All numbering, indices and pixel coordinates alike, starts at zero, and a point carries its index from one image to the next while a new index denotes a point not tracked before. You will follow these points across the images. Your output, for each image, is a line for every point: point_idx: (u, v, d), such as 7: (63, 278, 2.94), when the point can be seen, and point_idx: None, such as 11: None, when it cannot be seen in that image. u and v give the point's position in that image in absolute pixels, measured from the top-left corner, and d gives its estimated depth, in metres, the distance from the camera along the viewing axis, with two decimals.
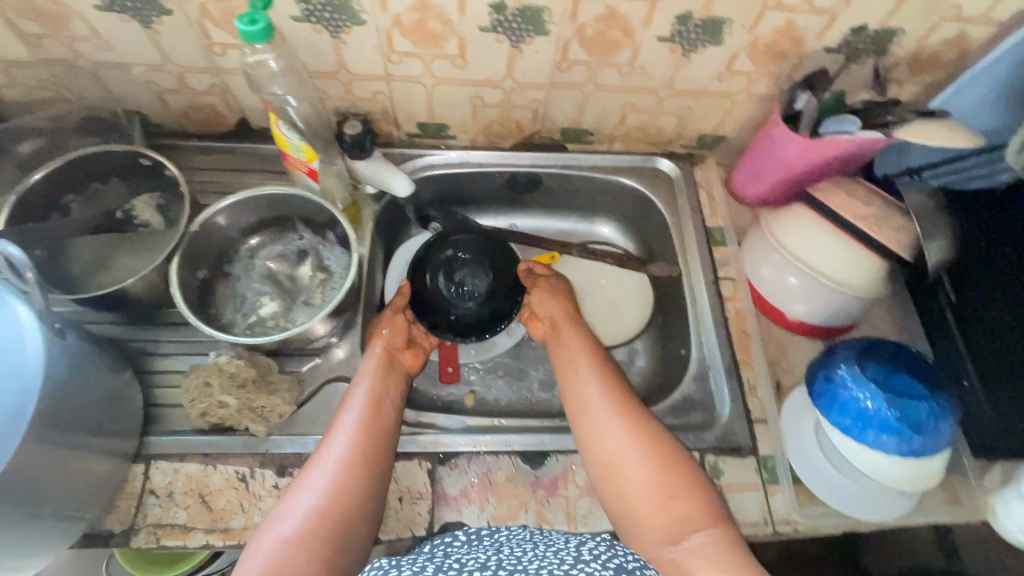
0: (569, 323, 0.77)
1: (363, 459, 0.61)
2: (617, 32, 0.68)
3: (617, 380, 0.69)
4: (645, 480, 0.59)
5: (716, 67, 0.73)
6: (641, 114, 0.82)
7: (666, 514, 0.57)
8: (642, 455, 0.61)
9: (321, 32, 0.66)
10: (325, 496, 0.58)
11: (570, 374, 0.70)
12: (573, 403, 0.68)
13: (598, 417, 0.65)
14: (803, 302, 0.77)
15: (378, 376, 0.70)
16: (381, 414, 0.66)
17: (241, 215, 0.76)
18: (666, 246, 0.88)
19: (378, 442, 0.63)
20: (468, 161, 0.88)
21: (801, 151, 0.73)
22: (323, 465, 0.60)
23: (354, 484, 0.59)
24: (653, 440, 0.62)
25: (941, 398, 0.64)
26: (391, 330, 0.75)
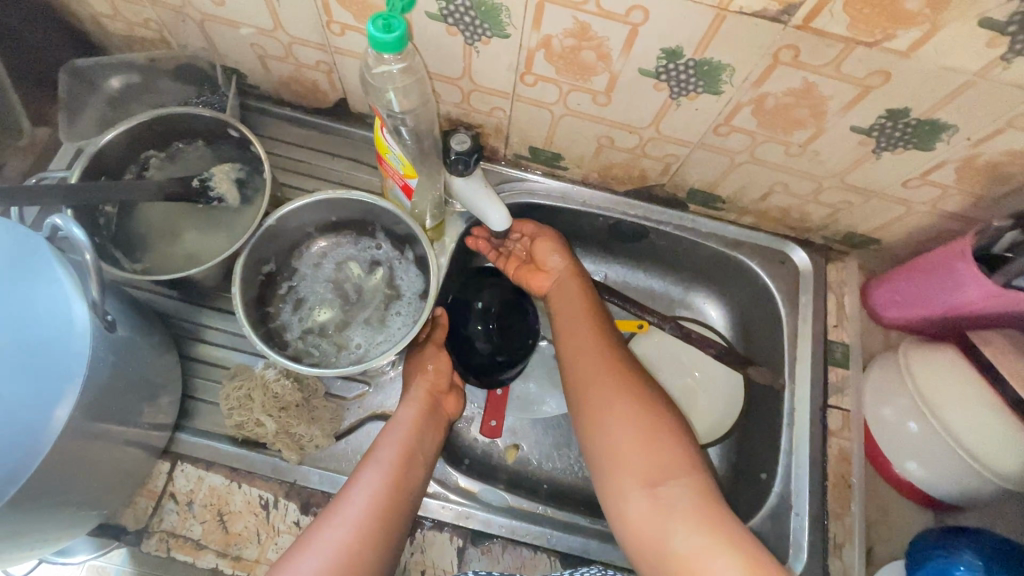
0: (569, 270, 0.74)
1: (382, 525, 0.54)
2: (805, 111, 0.55)
3: (612, 336, 0.67)
4: (624, 432, 0.57)
5: (908, 173, 0.59)
6: (790, 197, 0.70)
7: (648, 458, 0.55)
8: (624, 408, 0.59)
9: (455, 35, 0.57)
10: (338, 561, 0.51)
11: (568, 328, 0.69)
12: (566, 358, 0.67)
13: (592, 360, 0.64)
14: (924, 466, 0.64)
15: (416, 430, 0.62)
16: (409, 478, 0.59)
17: (320, 213, 0.69)
18: (771, 345, 0.77)
19: (401, 499, 0.56)
20: (572, 197, 0.78)
21: (986, 297, 0.60)
22: (340, 521, 0.53)
23: (365, 546, 0.52)
24: (638, 396, 0.60)
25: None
26: (436, 370, 0.67)
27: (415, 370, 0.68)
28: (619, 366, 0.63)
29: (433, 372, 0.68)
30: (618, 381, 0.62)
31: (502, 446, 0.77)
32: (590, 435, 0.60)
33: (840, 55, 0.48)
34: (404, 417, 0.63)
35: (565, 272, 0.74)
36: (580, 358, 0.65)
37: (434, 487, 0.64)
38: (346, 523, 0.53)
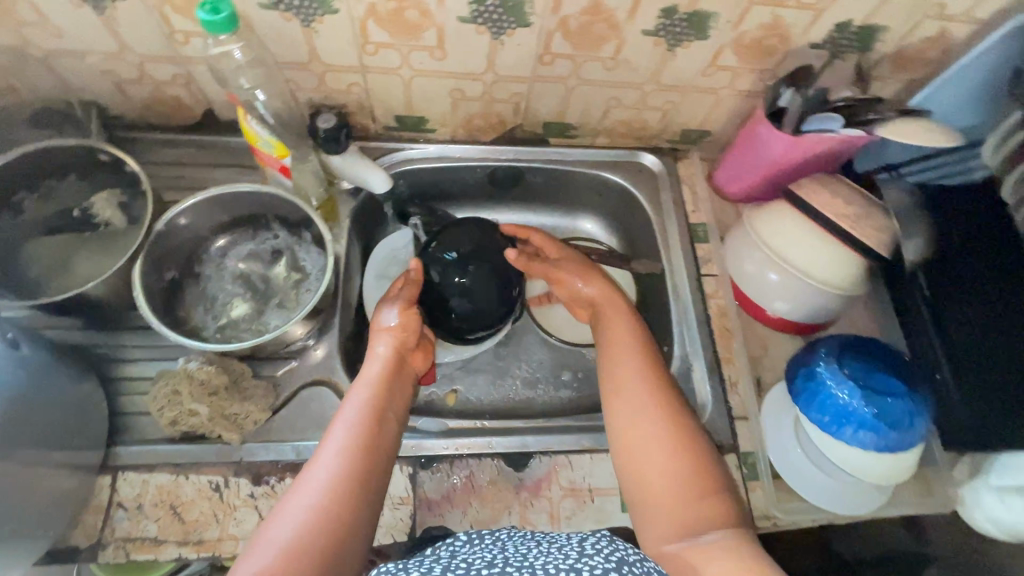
0: (611, 301, 0.74)
1: (348, 523, 0.54)
2: (602, 26, 0.66)
3: (662, 374, 0.66)
4: (668, 475, 0.58)
5: (701, 62, 0.72)
6: (625, 109, 0.81)
7: (685, 505, 0.56)
8: (674, 453, 0.59)
9: (291, 20, 0.64)
10: (306, 521, 0.53)
11: (615, 357, 0.68)
12: (609, 386, 0.66)
13: (636, 390, 0.64)
14: (785, 299, 0.76)
15: (385, 381, 0.66)
16: (381, 433, 0.61)
17: (210, 214, 0.73)
18: (649, 241, 0.88)
19: (367, 460, 0.58)
20: (448, 155, 0.86)
21: (783, 148, 0.73)
22: (309, 479, 0.56)
23: (332, 514, 0.53)
24: (688, 442, 0.60)
25: (917, 395, 0.66)
26: (404, 328, 0.70)
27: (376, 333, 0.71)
28: (670, 405, 0.62)
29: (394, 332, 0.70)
30: (669, 422, 0.61)
31: (441, 393, 0.83)
32: (629, 460, 0.60)
33: None
34: (371, 368, 0.67)
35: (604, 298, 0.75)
36: (625, 391, 0.64)
37: None
38: (315, 481, 0.55)
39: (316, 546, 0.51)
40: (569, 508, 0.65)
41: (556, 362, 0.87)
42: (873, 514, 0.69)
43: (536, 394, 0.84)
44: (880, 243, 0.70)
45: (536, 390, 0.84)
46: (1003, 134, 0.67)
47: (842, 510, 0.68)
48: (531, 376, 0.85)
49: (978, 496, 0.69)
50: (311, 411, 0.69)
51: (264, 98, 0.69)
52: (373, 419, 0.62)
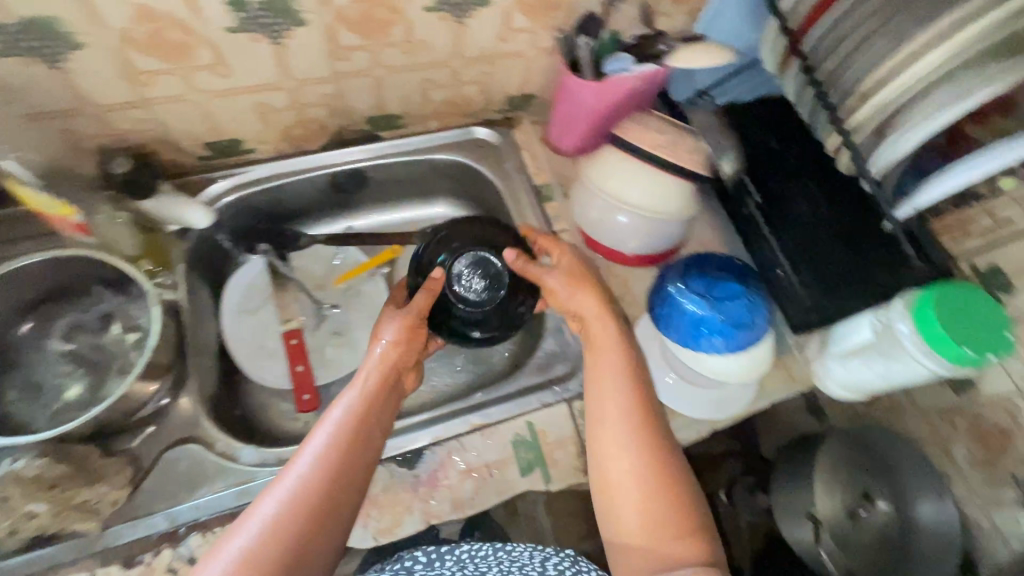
0: (602, 314, 0.67)
1: (322, 528, 0.51)
2: (381, 11, 0.65)
3: (648, 396, 0.62)
4: (643, 506, 0.56)
5: (495, 28, 0.73)
6: (443, 89, 0.81)
7: (658, 537, 0.55)
8: (653, 488, 0.56)
9: (34, 65, 0.58)
10: (267, 531, 0.49)
11: (600, 372, 0.63)
12: (593, 405, 0.62)
13: (620, 412, 0.60)
14: (633, 236, 0.81)
15: (374, 397, 0.61)
16: (369, 440, 0.57)
17: (10, 295, 0.67)
18: (504, 212, 0.89)
19: (348, 471, 0.54)
20: (280, 173, 0.83)
21: (594, 97, 0.76)
22: (281, 481, 0.52)
23: (298, 524, 0.50)
24: (669, 476, 0.57)
25: (756, 293, 0.71)
26: (400, 337, 0.67)
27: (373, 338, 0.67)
28: (654, 437, 0.59)
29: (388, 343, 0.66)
30: (650, 455, 0.58)
31: None
32: (608, 484, 0.58)
33: None
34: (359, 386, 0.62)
35: (594, 312, 0.67)
36: (607, 409, 0.61)
37: (255, 470, 0.65)
38: (286, 485, 0.51)
39: (275, 560, 0.48)
40: (470, 489, 0.66)
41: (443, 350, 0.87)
42: (746, 409, 0.75)
43: (431, 388, 0.84)
44: (697, 164, 0.75)
45: (430, 384, 0.84)
46: (772, 41, 0.74)
47: (719, 415, 0.73)
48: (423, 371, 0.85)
49: (828, 370, 0.76)
50: (181, 472, 0.64)
51: (21, 156, 0.63)
52: (363, 421, 0.58)
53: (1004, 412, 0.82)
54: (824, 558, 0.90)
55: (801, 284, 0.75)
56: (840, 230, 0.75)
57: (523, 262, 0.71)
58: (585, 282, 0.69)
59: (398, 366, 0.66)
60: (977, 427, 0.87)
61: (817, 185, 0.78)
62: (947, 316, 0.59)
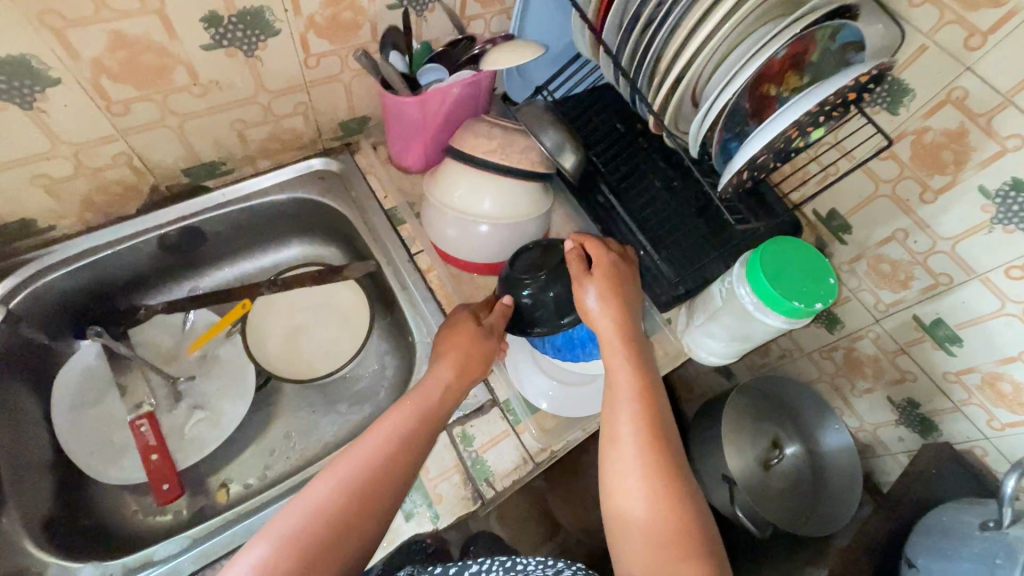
0: (619, 319, 0.61)
1: (338, 542, 0.48)
2: (149, 55, 0.59)
3: (660, 403, 0.56)
4: (650, 521, 0.48)
5: (295, 56, 0.68)
6: (260, 126, 0.75)
7: (665, 557, 0.46)
8: (668, 512, 0.48)
9: None
10: (315, 518, 0.48)
11: (613, 375, 0.58)
12: (610, 411, 0.55)
13: (633, 413, 0.54)
14: (490, 246, 0.78)
15: (417, 418, 0.57)
16: (406, 459, 0.53)
17: None
18: (361, 242, 0.85)
19: (400, 472, 0.52)
20: (95, 247, 0.74)
21: (417, 112, 0.73)
22: (340, 466, 0.51)
23: (345, 514, 0.49)
24: (684, 501, 0.49)
25: None
26: (461, 341, 0.64)
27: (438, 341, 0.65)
28: (671, 455, 0.52)
29: (455, 343, 0.64)
30: (666, 476, 0.50)
31: (210, 493, 0.75)
32: (617, 505, 0.50)
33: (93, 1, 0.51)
34: (405, 404, 0.57)
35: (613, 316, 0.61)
36: (619, 411, 0.55)
37: None
38: (342, 472, 0.51)
39: (321, 543, 0.47)
40: None
41: (322, 399, 0.82)
42: None
43: (314, 443, 0.79)
44: (534, 163, 0.75)
45: (312, 439, 0.79)
46: (579, 29, 0.74)
47: None
48: (303, 427, 0.80)
49: (697, 341, 0.76)
50: None
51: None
52: (422, 428, 0.57)
53: (867, 342, 0.86)
54: (741, 515, 0.91)
55: (663, 261, 0.75)
56: (689, 203, 0.79)
57: (579, 257, 0.66)
58: (614, 287, 0.63)
59: (463, 371, 0.62)
60: (851, 359, 0.91)
61: (662, 162, 0.81)
62: (776, 275, 0.61)
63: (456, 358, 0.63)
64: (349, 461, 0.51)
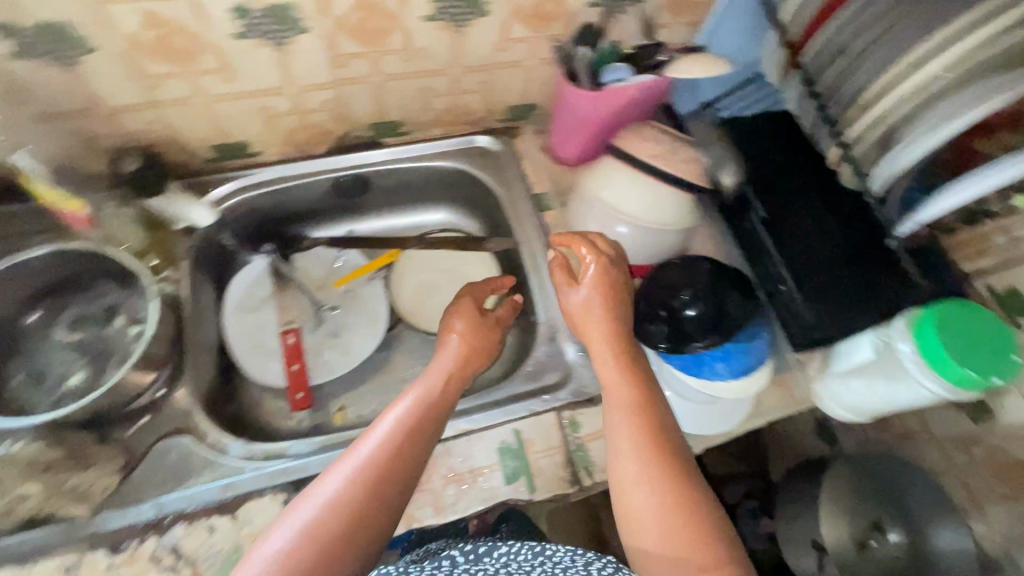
0: (601, 321, 0.63)
1: (348, 531, 0.48)
2: (380, 19, 0.67)
3: (660, 417, 0.55)
4: (664, 529, 0.48)
5: (493, 38, 0.74)
6: (443, 97, 0.82)
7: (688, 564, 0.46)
8: (684, 520, 0.48)
9: (50, 67, 0.61)
10: (329, 506, 0.48)
11: (615, 388, 0.57)
12: (611, 427, 0.55)
13: (637, 430, 0.53)
14: (626, 247, 0.79)
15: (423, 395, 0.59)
16: (412, 447, 0.54)
17: (19, 285, 0.69)
18: (503, 220, 0.90)
19: (411, 458, 0.53)
20: (286, 177, 0.85)
21: (591, 105, 0.76)
22: (350, 460, 0.52)
23: (359, 498, 0.49)
24: (700, 509, 0.49)
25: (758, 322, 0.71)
26: (462, 327, 0.66)
27: (443, 333, 0.67)
28: (678, 462, 0.52)
29: (463, 336, 0.66)
30: (674, 485, 0.50)
31: (328, 413, 0.82)
32: (630, 521, 0.50)
33: None
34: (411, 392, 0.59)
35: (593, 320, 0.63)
36: (621, 428, 0.54)
37: (240, 463, 0.66)
38: (353, 465, 0.51)
39: (339, 530, 0.47)
40: (452, 494, 0.65)
41: None
42: (740, 426, 0.72)
43: None
44: (694, 175, 0.75)
45: None
46: (772, 52, 0.74)
47: (711, 430, 0.71)
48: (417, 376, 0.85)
49: (832, 391, 0.72)
50: (169, 463, 0.66)
51: (33, 146, 0.66)
52: (425, 410, 0.58)
53: None
54: None
55: (804, 302, 0.71)
56: (840, 247, 0.73)
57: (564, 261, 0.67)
58: (601, 290, 0.64)
59: (464, 360, 0.64)
60: None
61: (821, 203, 0.76)
62: (957, 343, 0.56)
63: (463, 351, 0.65)
64: (356, 452, 0.52)
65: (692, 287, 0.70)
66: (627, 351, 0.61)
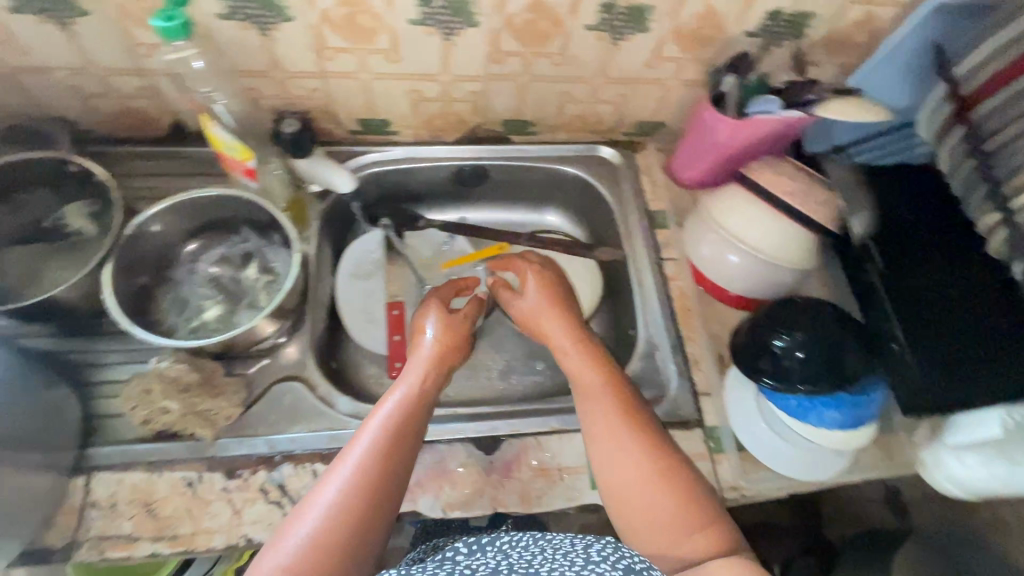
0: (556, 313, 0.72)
1: (358, 528, 0.54)
2: (545, 22, 0.69)
3: (632, 405, 0.64)
4: (649, 494, 0.58)
5: (645, 55, 0.75)
6: (579, 103, 0.84)
7: (676, 521, 0.56)
8: (665, 484, 0.58)
9: (249, 29, 0.67)
10: (333, 511, 0.54)
11: (586, 382, 0.66)
12: (585, 421, 0.64)
13: (609, 421, 0.62)
14: (738, 277, 0.78)
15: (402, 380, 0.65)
16: (394, 440, 0.59)
17: (182, 219, 0.76)
18: (612, 231, 0.91)
19: (393, 455, 0.58)
20: (414, 157, 0.89)
21: (729, 133, 0.75)
22: (342, 469, 0.57)
23: (359, 496, 0.55)
24: (673, 474, 0.59)
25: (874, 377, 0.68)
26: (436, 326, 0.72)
27: (415, 335, 0.72)
28: (650, 437, 0.61)
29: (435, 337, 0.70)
30: (653, 460, 0.59)
31: None
32: (617, 496, 0.59)
33: None
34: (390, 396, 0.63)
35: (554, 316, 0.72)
36: (597, 424, 0.63)
37: (347, 420, 0.70)
38: (350, 467, 0.57)
39: (358, 518, 0.54)
40: (540, 488, 0.67)
41: (529, 351, 0.89)
42: (834, 478, 0.71)
43: (511, 385, 0.87)
44: (826, 217, 0.74)
45: (510, 381, 0.87)
46: (932, 110, 0.71)
47: (805, 476, 0.70)
48: (506, 368, 0.88)
49: (940, 461, 0.69)
50: (284, 405, 0.71)
51: (225, 101, 0.72)
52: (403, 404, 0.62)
53: None
54: None
55: (915, 363, 0.65)
56: (971, 319, 0.66)
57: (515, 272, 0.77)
58: (559, 292, 0.74)
59: (443, 359, 0.69)
60: None
61: (949, 261, 0.70)
62: None
63: (435, 350, 0.69)
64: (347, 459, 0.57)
65: (797, 329, 0.69)
66: (587, 345, 0.69)
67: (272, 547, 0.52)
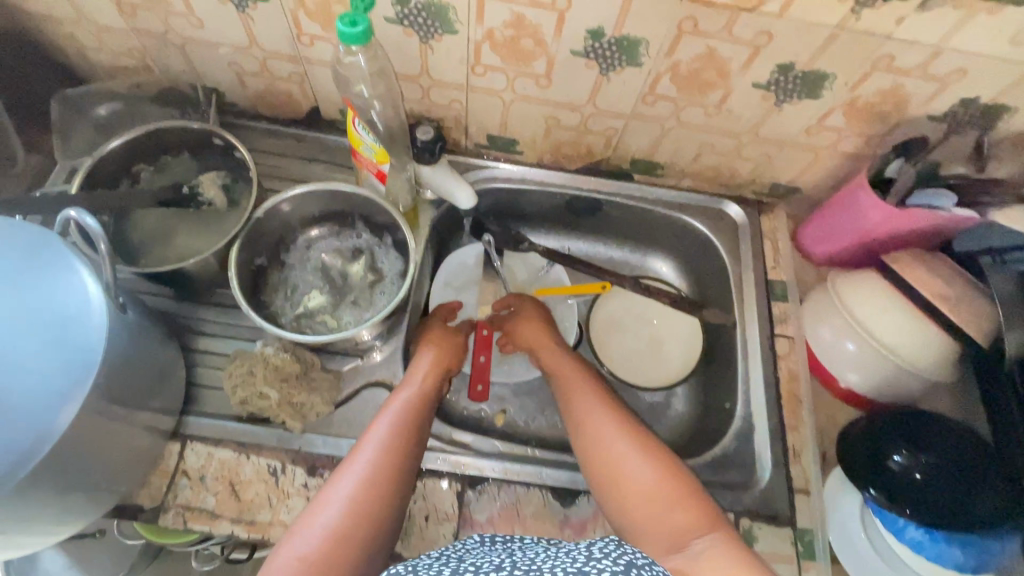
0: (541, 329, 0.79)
1: (368, 509, 0.54)
2: (712, 73, 0.65)
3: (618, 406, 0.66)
4: (639, 485, 0.57)
5: (807, 121, 0.70)
6: (717, 155, 0.80)
7: (665, 507, 0.55)
8: (652, 468, 0.58)
9: (411, 35, 0.66)
10: (349, 505, 0.54)
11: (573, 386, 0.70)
12: (576, 426, 0.65)
13: (596, 420, 0.64)
14: (860, 373, 0.72)
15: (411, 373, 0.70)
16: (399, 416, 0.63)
17: (306, 206, 0.77)
18: (722, 291, 0.86)
19: (401, 439, 0.60)
20: (532, 179, 0.87)
21: (881, 218, 0.70)
22: (354, 460, 0.58)
23: (372, 476, 0.56)
24: (659, 460, 0.59)
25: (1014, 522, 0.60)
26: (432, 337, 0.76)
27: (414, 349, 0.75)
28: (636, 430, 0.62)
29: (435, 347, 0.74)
30: (643, 453, 0.59)
31: (491, 412, 0.84)
32: (612, 495, 0.58)
33: (729, 21, 0.59)
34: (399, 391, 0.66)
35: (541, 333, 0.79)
36: (587, 428, 0.64)
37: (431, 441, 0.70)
38: (365, 455, 0.58)
39: (369, 501, 0.54)
40: None
41: None
42: None
43: None
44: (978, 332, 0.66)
45: None
46: None
47: None
48: None
49: None
50: (371, 411, 0.71)
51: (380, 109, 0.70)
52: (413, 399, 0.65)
53: None
54: None
55: None
56: None
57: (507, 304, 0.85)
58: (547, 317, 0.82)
59: (442, 363, 0.72)
60: None
61: None
62: None
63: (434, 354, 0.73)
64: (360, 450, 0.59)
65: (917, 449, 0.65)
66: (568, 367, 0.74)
67: (287, 539, 0.52)
